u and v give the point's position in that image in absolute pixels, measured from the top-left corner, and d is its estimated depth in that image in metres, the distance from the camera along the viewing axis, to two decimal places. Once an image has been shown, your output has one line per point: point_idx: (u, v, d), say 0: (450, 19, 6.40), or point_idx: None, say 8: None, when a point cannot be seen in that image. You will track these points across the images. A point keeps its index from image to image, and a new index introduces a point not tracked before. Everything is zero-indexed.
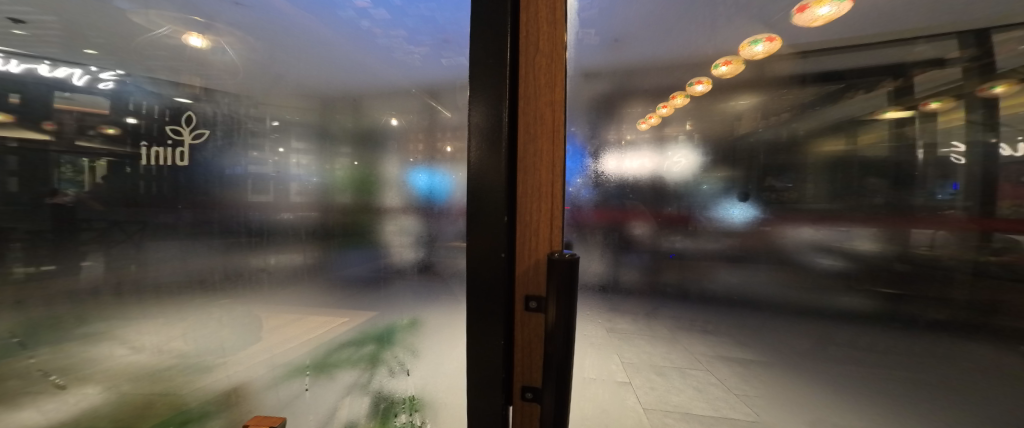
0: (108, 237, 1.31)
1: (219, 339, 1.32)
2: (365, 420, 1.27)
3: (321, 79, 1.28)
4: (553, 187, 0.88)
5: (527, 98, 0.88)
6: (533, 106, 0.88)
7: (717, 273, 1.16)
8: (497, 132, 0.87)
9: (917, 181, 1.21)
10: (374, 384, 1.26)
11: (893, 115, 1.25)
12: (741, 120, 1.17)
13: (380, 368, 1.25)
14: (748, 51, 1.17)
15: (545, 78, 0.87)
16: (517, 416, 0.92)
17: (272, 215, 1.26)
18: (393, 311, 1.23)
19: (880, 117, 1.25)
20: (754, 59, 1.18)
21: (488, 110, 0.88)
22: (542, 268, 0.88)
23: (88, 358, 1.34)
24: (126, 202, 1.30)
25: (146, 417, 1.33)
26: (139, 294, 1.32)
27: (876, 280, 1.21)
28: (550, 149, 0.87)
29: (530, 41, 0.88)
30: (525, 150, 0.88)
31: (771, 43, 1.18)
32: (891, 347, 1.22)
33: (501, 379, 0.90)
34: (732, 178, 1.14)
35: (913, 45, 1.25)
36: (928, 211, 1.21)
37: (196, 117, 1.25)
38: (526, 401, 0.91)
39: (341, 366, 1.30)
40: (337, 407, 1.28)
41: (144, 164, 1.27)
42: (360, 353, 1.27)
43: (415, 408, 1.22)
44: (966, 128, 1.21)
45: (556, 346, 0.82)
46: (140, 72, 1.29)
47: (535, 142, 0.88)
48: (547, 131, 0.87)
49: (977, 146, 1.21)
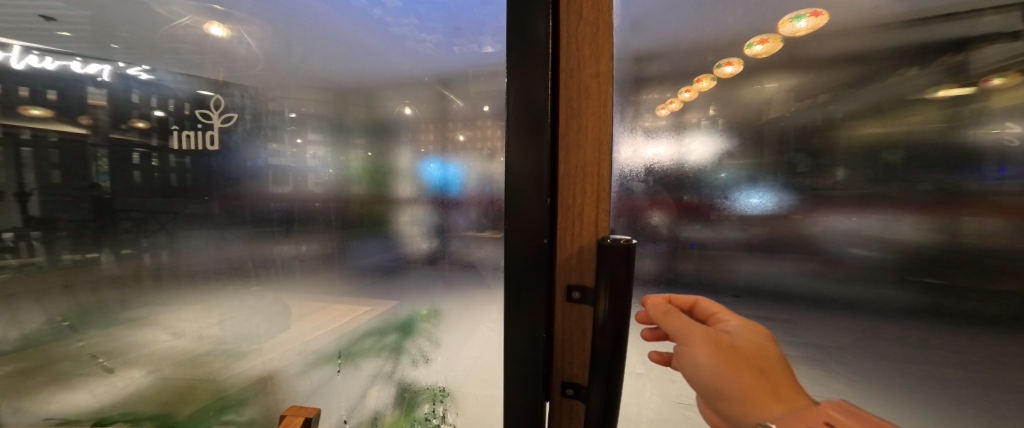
0: (144, 227, 1.38)
1: (252, 325, 1.37)
2: (390, 410, 1.30)
3: (334, 70, 1.28)
4: (599, 166, 0.79)
5: (569, 70, 0.79)
6: (577, 79, 0.79)
7: (739, 266, 1.09)
8: (538, 111, 0.79)
9: (967, 165, 1.13)
10: (398, 374, 1.28)
11: (946, 94, 1.14)
12: (770, 104, 1.10)
13: (404, 358, 1.28)
14: (789, 27, 1.10)
15: (590, 49, 0.78)
16: (556, 412, 0.86)
17: (297, 205, 1.29)
18: (414, 302, 1.26)
19: (931, 96, 1.15)
20: (794, 37, 1.12)
21: (527, 85, 0.80)
22: (587, 256, 0.80)
23: (133, 342, 1.43)
24: (159, 193, 1.35)
25: (189, 401, 1.40)
26: (176, 280, 1.38)
27: (920, 271, 1.14)
28: (597, 125, 0.79)
29: (572, 9, 0.79)
30: (567, 126, 0.80)
31: (816, 18, 1.10)
32: (938, 343, 1.15)
33: (538, 372, 0.85)
34: (759, 164, 1.07)
35: (982, 15, 1.12)
36: (980, 197, 1.13)
37: (224, 101, 1.27)
38: (566, 397, 0.84)
39: (364, 355, 1.34)
40: (364, 398, 1.32)
41: (175, 148, 1.31)
42: (383, 342, 1.30)
43: (438, 398, 1.25)
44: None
45: (605, 342, 0.76)
46: (164, 66, 1.32)
47: (580, 116, 0.79)
48: (595, 103, 0.79)
49: None
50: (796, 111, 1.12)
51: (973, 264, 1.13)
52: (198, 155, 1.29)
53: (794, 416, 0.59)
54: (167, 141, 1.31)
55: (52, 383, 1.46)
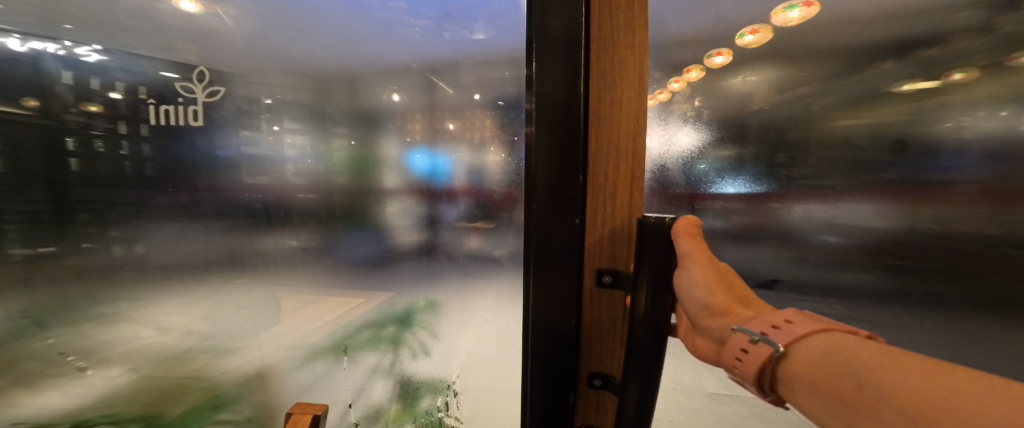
0: (106, 219, 1.30)
1: (244, 319, 1.33)
2: (391, 404, 1.32)
3: (314, 55, 1.23)
4: (635, 144, 0.78)
5: (603, 39, 0.78)
6: (611, 49, 0.78)
7: (722, 250, 0.98)
8: (574, 85, 0.80)
9: (936, 154, 1.17)
10: (399, 367, 1.30)
11: (911, 88, 1.20)
12: (754, 96, 1.10)
13: (403, 349, 1.29)
14: (783, 16, 1.11)
15: (625, 16, 0.77)
16: (583, 405, 0.84)
17: (282, 196, 1.25)
18: (412, 293, 1.24)
19: (899, 90, 1.20)
20: (787, 26, 1.13)
21: (561, 60, 0.81)
22: (620, 238, 0.79)
23: (103, 341, 1.35)
24: (123, 183, 1.28)
25: (178, 400, 1.36)
26: (149, 274, 1.32)
27: (889, 253, 1.17)
28: (635, 102, 0.78)
29: None
30: (599, 97, 0.79)
31: (808, 8, 1.13)
32: (925, 326, 1.12)
33: (564, 361, 0.84)
34: (743, 155, 1.08)
35: (953, 11, 1.15)
36: (938, 184, 1.17)
37: (208, 73, 1.20)
38: (593, 389, 0.82)
39: (362, 349, 1.33)
40: (368, 387, 1.33)
41: (153, 122, 1.22)
42: (382, 334, 1.30)
43: (439, 390, 1.27)
44: (988, 100, 1.15)
45: (643, 334, 0.72)
46: (124, 46, 1.24)
47: (617, 95, 0.78)
48: (633, 82, 0.78)
49: (1000, 121, 1.15)
50: (773, 104, 1.12)
51: (952, 243, 1.16)
52: (175, 133, 1.22)
53: (760, 319, 0.57)
54: (121, 129, 1.24)
55: (9, 388, 1.36)
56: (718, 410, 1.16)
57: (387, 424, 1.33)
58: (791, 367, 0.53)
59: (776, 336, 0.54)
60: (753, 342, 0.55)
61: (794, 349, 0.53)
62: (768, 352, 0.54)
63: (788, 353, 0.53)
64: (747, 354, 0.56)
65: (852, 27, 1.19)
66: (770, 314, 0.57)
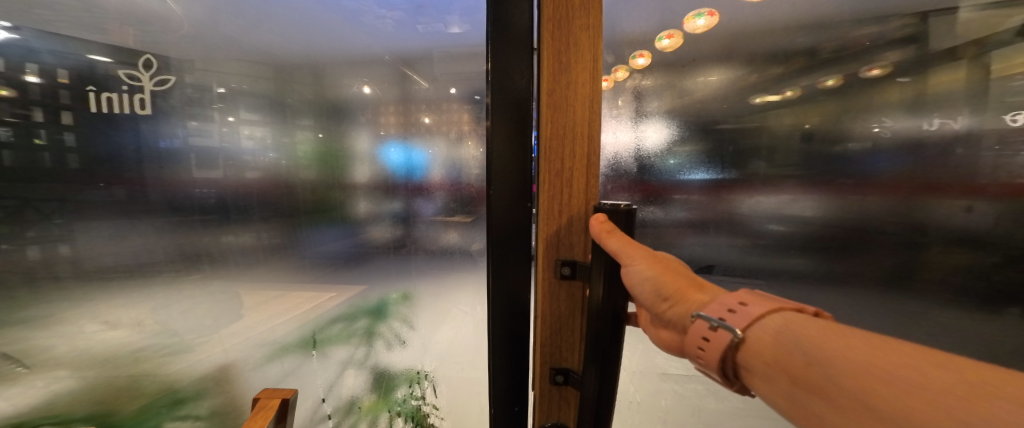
0: (21, 218, 1.16)
1: (197, 317, 1.25)
2: (366, 395, 1.30)
3: (267, 43, 1.16)
4: (590, 127, 0.78)
5: (559, 20, 0.78)
6: (566, 32, 0.77)
7: (685, 240, 1.13)
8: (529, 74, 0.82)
9: (866, 151, 1.22)
10: (371, 358, 1.28)
11: (761, 101, 1.18)
12: (695, 98, 1.13)
13: (377, 340, 1.27)
14: (691, 24, 1.11)
15: (580, 1, 0.77)
16: (546, 399, 0.85)
17: (226, 192, 1.17)
18: (381, 286, 1.23)
19: (751, 103, 1.17)
20: (694, 34, 1.12)
21: (516, 51, 0.82)
22: (576, 226, 0.80)
23: (35, 346, 1.22)
24: (37, 177, 1.14)
25: (132, 398, 1.27)
26: (78, 278, 1.19)
27: (824, 241, 1.21)
28: (589, 83, 0.78)
29: None
30: (555, 81, 0.78)
31: (712, 18, 1.12)
32: (856, 305, 1.23)
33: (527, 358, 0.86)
34: (703, 151, 1.14)
35: (879, 19, 1.20)
36: (884, 179, 1.21)
37: (157, 61, 1.12)
38: (556, 384, 0.84)
39: (334, 343, 1.30)
40: (338, 383, 1.30)
41: (75, 107, 1.11)
42: (353, 327, 1.28)
43: (415, 380, 1.27)
44: (884, 106, 1.22)
45: (603, 324, 0.77)
46: (37, 24, 1.10)
47: (572, 78, 0.78)
48: (587, 63, 0.78)
49: (896, 125, 1.22)
50: (734, 102, 1.16)
51: (896, 234, 1.22)
52: (105, 119, 1.12)
53: (715, 304, 0.62)
54: (37, 116, 1.12)
55: None
56: (673, 386, 1.24)
57: (360, 414, 1.31)
58: (747, 349, 0.59)
59: (735, 320, 0.60)
60: (713, 329, 0.60)
61: (749, 332, 0.59)
62: (728, 338, 0.59)
63: (746, 336, 0.59)
64: (710, 342, 0.60)
65: (815, 28, 1.19)
66: (722, 297, 0.63)
